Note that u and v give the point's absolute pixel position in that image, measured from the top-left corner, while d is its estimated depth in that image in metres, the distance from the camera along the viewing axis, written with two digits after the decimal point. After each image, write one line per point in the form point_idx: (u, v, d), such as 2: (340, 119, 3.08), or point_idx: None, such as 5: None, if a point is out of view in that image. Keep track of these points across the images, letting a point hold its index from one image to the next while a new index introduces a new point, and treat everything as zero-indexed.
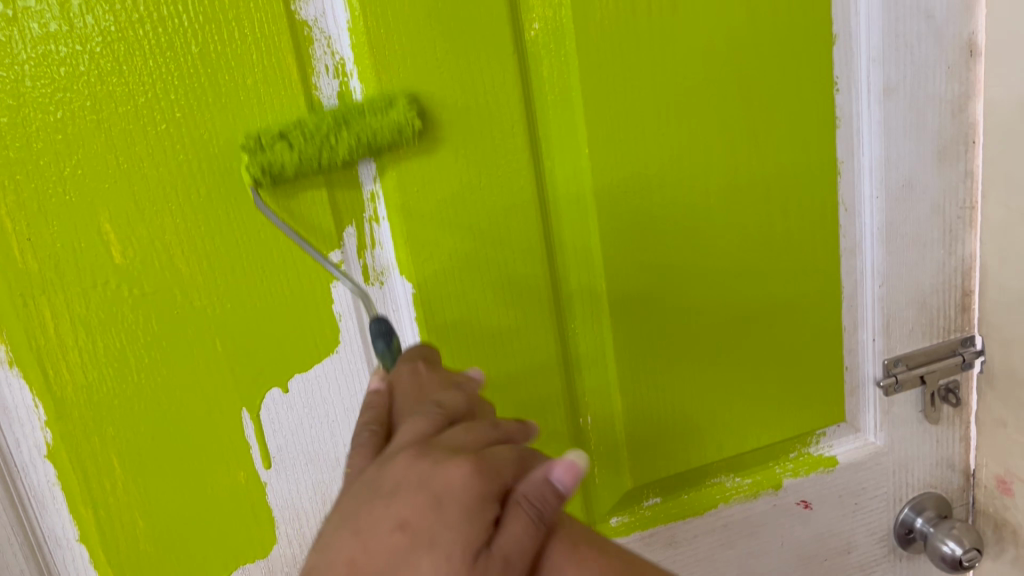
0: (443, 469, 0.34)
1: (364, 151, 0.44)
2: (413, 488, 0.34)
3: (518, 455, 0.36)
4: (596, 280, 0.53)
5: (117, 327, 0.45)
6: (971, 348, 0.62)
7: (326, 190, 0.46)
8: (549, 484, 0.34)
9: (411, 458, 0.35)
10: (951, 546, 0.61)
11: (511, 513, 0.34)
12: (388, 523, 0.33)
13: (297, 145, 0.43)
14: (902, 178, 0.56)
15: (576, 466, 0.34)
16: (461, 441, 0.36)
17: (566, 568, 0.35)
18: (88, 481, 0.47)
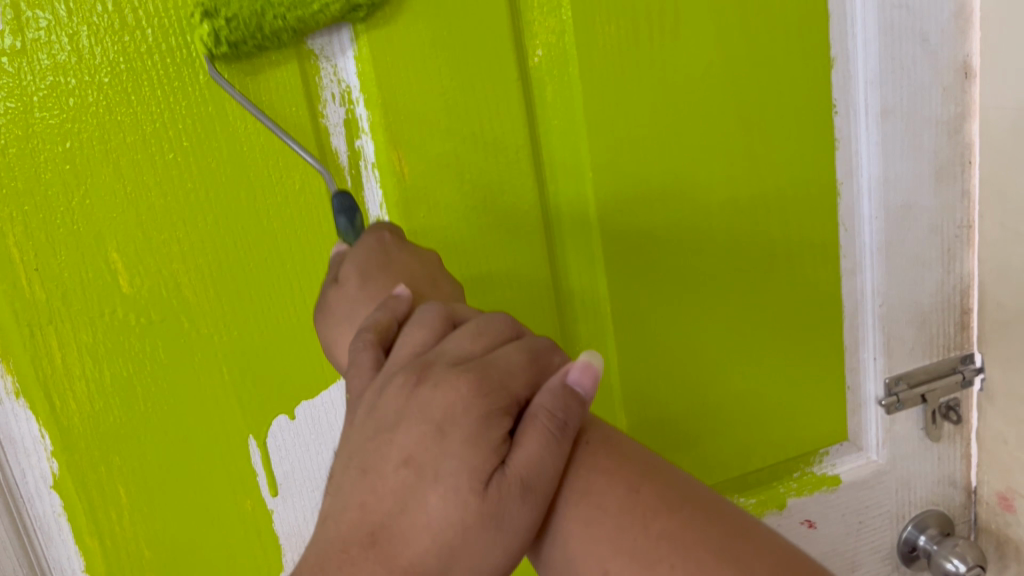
0: (443, 393, 0.33)
1: (331, 16, 0.42)
2: (413, 417, 0.33)
3: (527, 356, 0.35)
4: (600, 301, 0.53)
5: (124, 355, 0.45)
6: (971, 365, 0.62)
7: (295, 73, 0.44)
8: (563, 390, 0.33)
9: (409, 384, 0.33)
10: (955, 563, 0.62)
11: (526, 429, 0.33)
12: (393, 459, 0.32)
13: (260, 7, 0.41)
14: (901, 198, 0.56)
15: (592, 368, 0.34)
16: (465, 353, 0.34)
17: (585, 482, 0.34)
18: (94, 511, 0.47)
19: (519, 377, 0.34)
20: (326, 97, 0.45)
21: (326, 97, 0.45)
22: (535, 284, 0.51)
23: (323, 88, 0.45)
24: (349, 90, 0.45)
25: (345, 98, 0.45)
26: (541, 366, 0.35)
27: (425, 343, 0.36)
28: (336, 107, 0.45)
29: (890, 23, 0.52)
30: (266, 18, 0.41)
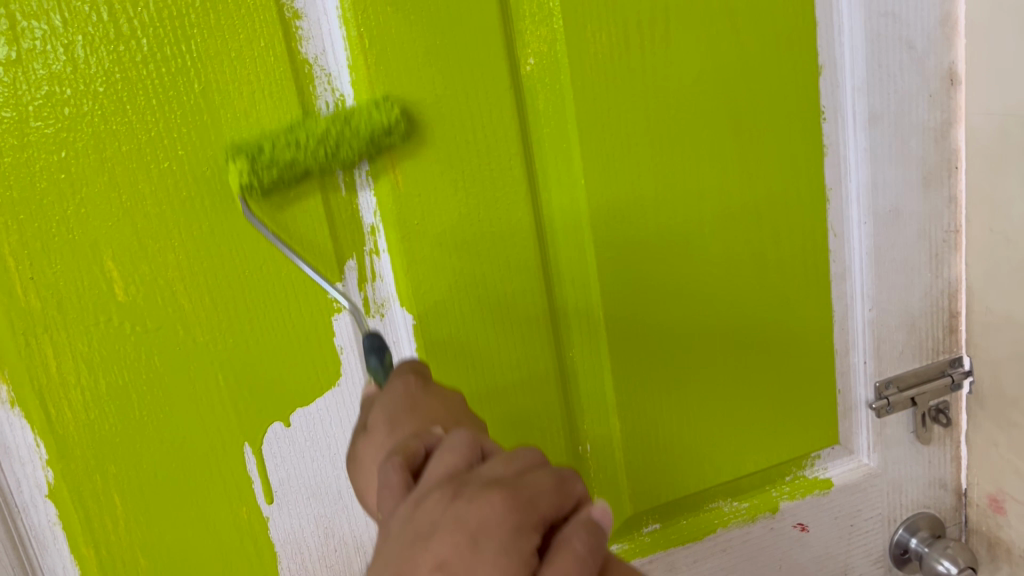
0: (477, 506, 0.32)
1: (358, 152, 0.45)
2: (448, 526, 0.32)
3: (555, 480, 0.35)
4: (593, 308, 0.53)
5: (120, 364, 0.45)
6: (960, 368, 0.63)
7: (321, 202, 0.46)
8: (587, 521, 0.34)
9: (445, 497, 0.33)
10: (946, 565, 0.62)
11: (558, 553, 0.32)
12: (426, 565, 0.31)
13: (291, 156, 0.43)
14: (889, 204, 0.57)
15: (607, 509, 0.35)
16: (497, 475, 0.34)
17: None
18: (90, 520, 0.47)
19: (548, 499, 0.34)
20: (321, 106, 0.45)
21: (321, 105, 0.45)
22: (529, 293, 0.51)
23: (317, 97, 0.45)
24: (343, 98, 0.46)
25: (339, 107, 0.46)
26: (566, 496, 0.35)
27: (457, 465, 0.35)
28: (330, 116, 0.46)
29: (876, 31, 0.53)
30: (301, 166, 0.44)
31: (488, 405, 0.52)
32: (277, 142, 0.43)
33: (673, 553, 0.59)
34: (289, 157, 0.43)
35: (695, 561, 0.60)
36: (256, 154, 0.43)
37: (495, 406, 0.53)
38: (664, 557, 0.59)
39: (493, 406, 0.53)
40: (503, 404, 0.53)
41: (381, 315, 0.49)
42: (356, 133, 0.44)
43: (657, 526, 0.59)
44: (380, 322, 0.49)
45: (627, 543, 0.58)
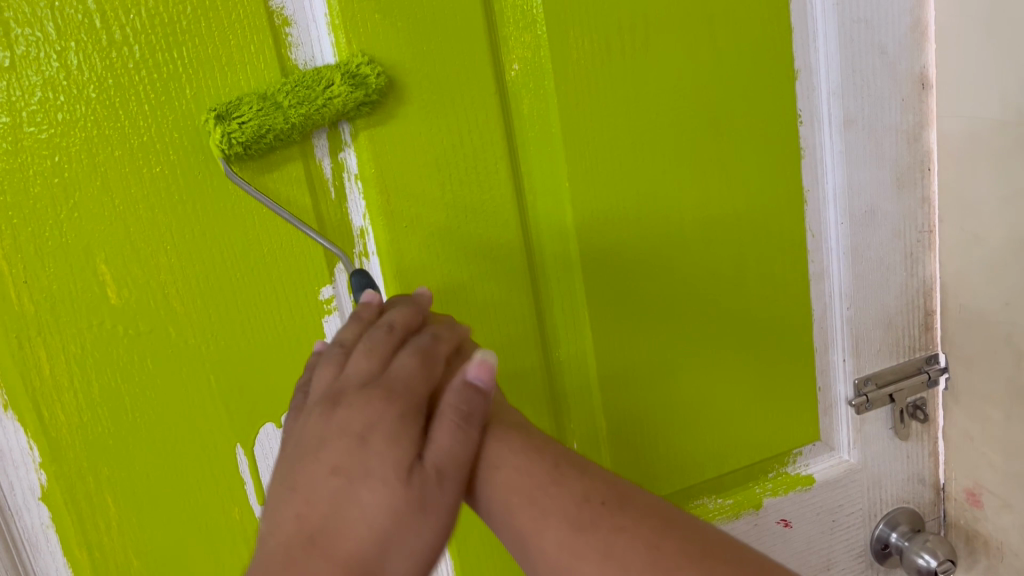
0: (359, 410, 0.38)
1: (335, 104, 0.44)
2: (334, 435, 0.37)
3: (420, 356, 0.40)
4: (579, 308, 0.54)
5: (113, 367, 0.45)
6: (936, 365, 0.64)
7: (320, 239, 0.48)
8: (466, 388, 0.39)
9: (326, 410, 0.38)
10: (926, 558, 0.64)
11: (437, 424, 0.38)
12: (322, 472, 0.37)
13: (263, 105, 0.43)
14: (865, 205, 0.58)
15: (487, 363, 0.40)
16: (365, 371, 0.39)
17: (506, 463, 0.40)
18: (83, 523, 0.47)
19: (419, 381, 0.39)
20: None
21: None
22: (516, 294, 0.52)
23: None
24: None
25: None
26: (432, 368, 0.40)
27: (335, 372, 0.40)
28: None
29: (850, 36, 0.55)
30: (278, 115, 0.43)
31: None
32: (264, 112, 0.42)
33: None
34: (262, 108, 0.43)
35: None
36: (232, 110, 0.43)
37: None
38: None
39: None
40: None
41: None
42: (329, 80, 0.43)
43: None
44: None
45: None
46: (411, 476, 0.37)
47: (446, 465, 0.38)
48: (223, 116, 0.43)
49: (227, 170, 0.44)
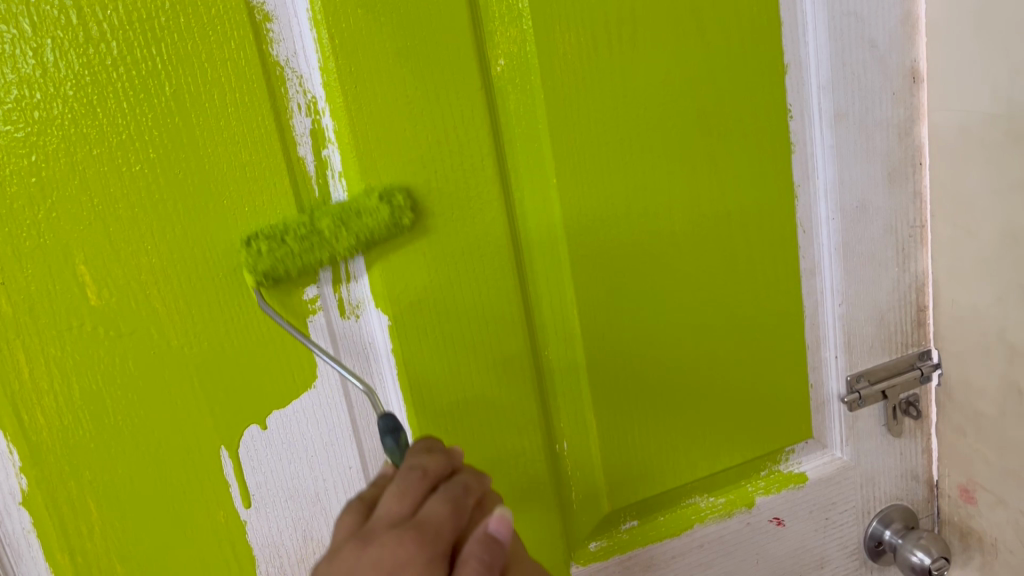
0: (392, 546, 0.37)
1: (363, 245, 0.46)
2: (365, 569, 0.37)
3: (451, 506, 0.40)
4: (568, 307, 0.54)
5: (94, 369, 0.45)
6: (929, 361, 0.64)
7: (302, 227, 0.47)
8: (487, 535, 0.39)
9: (359, 546, 0.38)
10: (920, 556, 0.63)
11: (462, 568, 0.37)
12: None
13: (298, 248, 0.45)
14: (856, 200, 0.58)
15: (505, 517, 0.39)
16: (397, 513, 0.39)
17: None
18: (65, 527, 0.46)
19: (449, 526, 0.39)
20: (292, 108, 0.45)
21: (293, 107, 0.45)
22: (505, 294, 0.52)
23: (290, 98, 0.45)
24: (315, 100, 0.46)
25: (311, 109, 0.46)
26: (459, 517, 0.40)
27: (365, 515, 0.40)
28: (302, 118, 0.46)
29: (840, 30, 0.54)
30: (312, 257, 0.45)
31: (463, 408, 0.52)
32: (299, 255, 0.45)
33: (651, 549, 0.60)
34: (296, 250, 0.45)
35: (673, 557, 0.60)
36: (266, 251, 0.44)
37: (472, 408, 0.53)
38: (642, 554, 0.60)
39: (470, 408, 0.53)
40: (479, 403, 0.53)
41: (356, 317, 0.49)
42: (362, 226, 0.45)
43: (634, 523, 0.60)
44: (355, 323, 0.49)
45: (605, 540, 0.59)
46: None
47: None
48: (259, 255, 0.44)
49: (261, 299, 0.46)
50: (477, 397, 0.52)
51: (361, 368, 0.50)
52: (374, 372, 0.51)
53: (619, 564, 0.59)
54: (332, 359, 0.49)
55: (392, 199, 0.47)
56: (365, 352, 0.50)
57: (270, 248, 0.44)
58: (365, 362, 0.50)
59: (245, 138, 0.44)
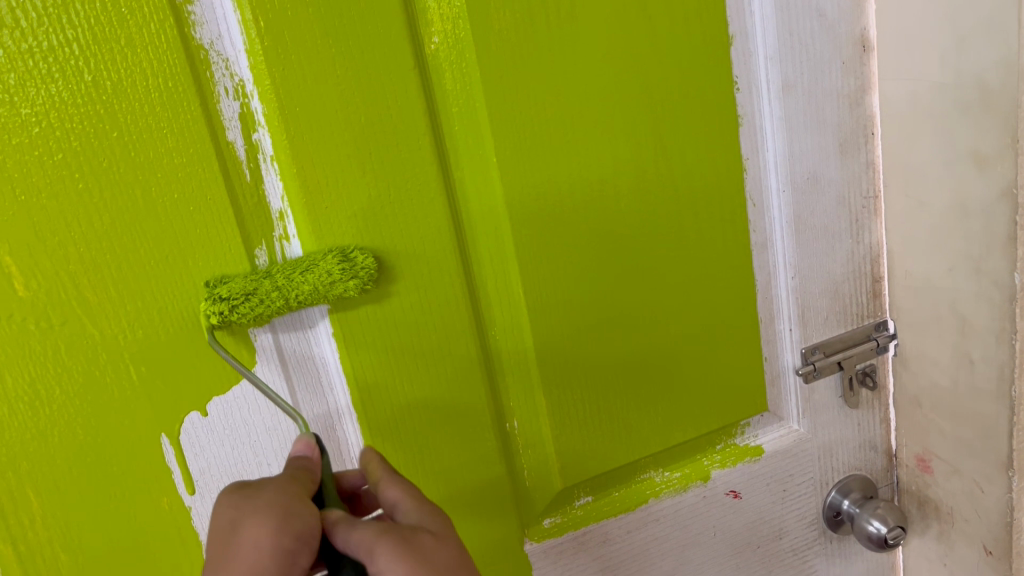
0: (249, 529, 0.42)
1: (320, 298, 0.46)
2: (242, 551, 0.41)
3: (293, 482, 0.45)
4: (513, 286, 0.53)
5: (25, 360, 0.44)
6: (885, 332, 0.64)
7: (234, 215, 0.46)
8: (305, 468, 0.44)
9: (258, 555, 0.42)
10: (877, 525, 0.64)
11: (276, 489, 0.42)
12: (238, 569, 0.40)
13: (257, 304, 0.45)
14: (807, 171, 0.57)
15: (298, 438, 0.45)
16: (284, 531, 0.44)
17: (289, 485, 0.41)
18: (5, 517, 0.46)
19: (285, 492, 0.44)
20: (219, 92, 0.44)
21: (220, 91, 0.44)
22: (447, 274, 0.51)
23: (216, 83, 0.44)
24: (242, 83, 0.45)
25: (239, 92, 0.45)
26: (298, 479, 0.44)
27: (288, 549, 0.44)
28: (230, 102, 0.45)
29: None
30: (269, 310, 0.46)
31: (409, 393, 0.52)
32: (258, 308, 0.45)
33: (605, 524, 0.60)
34: (254, 307, 0.45)
35: (628, 531, 0.61)
36: (225, 297, 0.45)
37: (418, 392, 0.52)
38: (596, 529, 0.60)
39: (413, 389, 0.52)
40: (426, 385, 0.52)
41: None
42: (326, 285, 0.46)
43: (589, 499, 0.60)
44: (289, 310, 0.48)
45: (559, 516, 0.60)
46: (241, 488, 0.40)
47: (259, 524, 0.38)
48: (217, 300, 0.45)
49: (214, 341, 0.46)
50: (421, 380, 0.52)
51: (300, 342, 0.50)
52: (314, 345, 0.50)
53: (574, 541, 0.59)
54: (269, 338, 0.48)
55: (363, 273, 0.47)
56: (303, 328, 0.49)
57: (245, 324, 0.46)
58: (303, 337, 0.49)
59: (172, 124, 0.44)
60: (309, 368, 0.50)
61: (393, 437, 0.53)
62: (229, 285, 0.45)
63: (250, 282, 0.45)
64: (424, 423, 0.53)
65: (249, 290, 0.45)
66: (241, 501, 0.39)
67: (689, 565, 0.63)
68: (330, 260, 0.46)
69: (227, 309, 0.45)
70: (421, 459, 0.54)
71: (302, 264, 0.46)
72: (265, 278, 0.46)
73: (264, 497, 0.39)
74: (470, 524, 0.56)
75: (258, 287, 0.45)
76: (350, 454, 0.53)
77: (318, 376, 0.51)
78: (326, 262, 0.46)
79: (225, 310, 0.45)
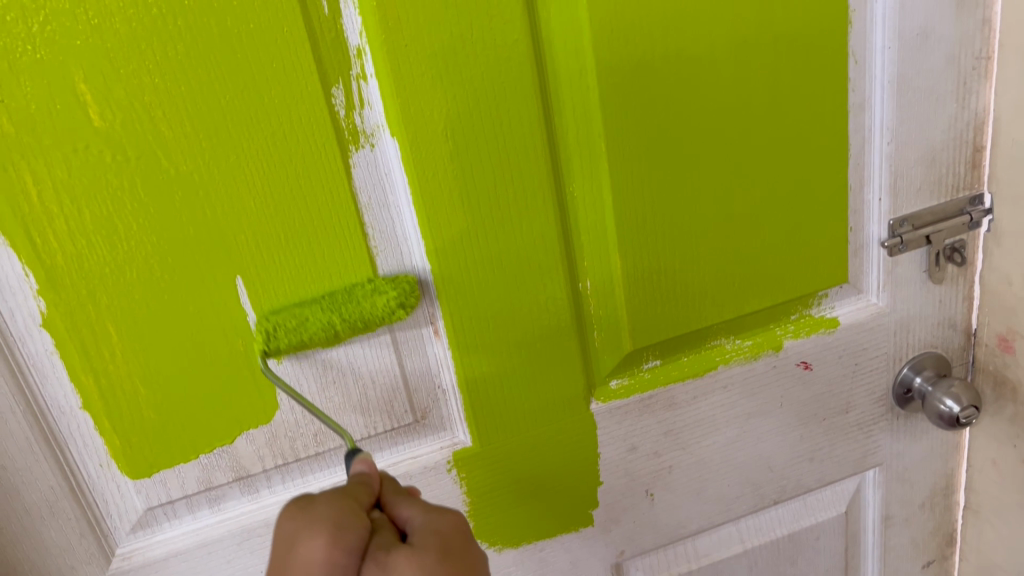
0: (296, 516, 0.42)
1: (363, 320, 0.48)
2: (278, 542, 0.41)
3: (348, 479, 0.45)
4: (596, 140, 0.51)
5: (101, 194, 0.44)
6: (981, 207, 0.60)
7: (312, 52, 0.44)
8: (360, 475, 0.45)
9: None
10: (949, 404, 0.62)
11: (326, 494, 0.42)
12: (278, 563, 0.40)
13: (304, 327, 0.48)
14: (917, 27, 0.53)
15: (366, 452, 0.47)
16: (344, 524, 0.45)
17: (331, 501, 0.41)
18: (87, 349, 0.47)
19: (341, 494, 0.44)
20: None
21: None
22: (526, 125, 0.49)
23: None
24: None
25: None
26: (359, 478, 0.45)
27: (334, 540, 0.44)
28: None
29: None
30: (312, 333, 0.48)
31: (480, 238, 0.51)
32: (306, 331, 0.48)
33: (672, 389, 0.59)
34: (300, 327, 0.48)
35: (694, 397, 0.60)
36: (274, 322, 0.48)
37: (491, 240, 0.51)
38: (663, 393, 0.59)
39: (489, 244, 0.51)
40: (500, 244, 0.51)
41: (371, 146, 0.48)
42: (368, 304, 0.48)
43: (657, 362, 0.59)
44: (371, 154, 0.48)
45: (626, 378, 0.59)
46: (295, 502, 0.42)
47: (314, 539, 0.39)
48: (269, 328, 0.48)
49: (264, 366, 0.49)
50: (497, 235, 0.51)
51: (398, 278, 0.51)
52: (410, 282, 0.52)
53: (639, 403, 0.59)
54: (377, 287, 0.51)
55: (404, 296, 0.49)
56: (403, 267, 0.51)
57: (291, 348, 0.48)
58: (402, 274, 0.51)
59: None
60: None
61: (466, 292, 0.52)
62: (279, 318, 0.48)
63: (302, 311, 0.48)
64: (498, 280, 0.52)
65: (300, 321, 0.48)
66: (297, 514, 0.41)
67: (753, 433, 0.63)
68: (376, 286, 0.49)
69: (278, 333, 0.48)
70: (489, 315, 0.53)
71: (350, 293, 0.49)
72: (313, 308, 0.48)
73: (317, 510, 0.40)
74: (537, 381, 0.56)
75: (307, 313, 0.48)
76: (423, 307, 0.52)
77: None
78: (373, 286, 0.49)
79: (280, 334, 0.48)
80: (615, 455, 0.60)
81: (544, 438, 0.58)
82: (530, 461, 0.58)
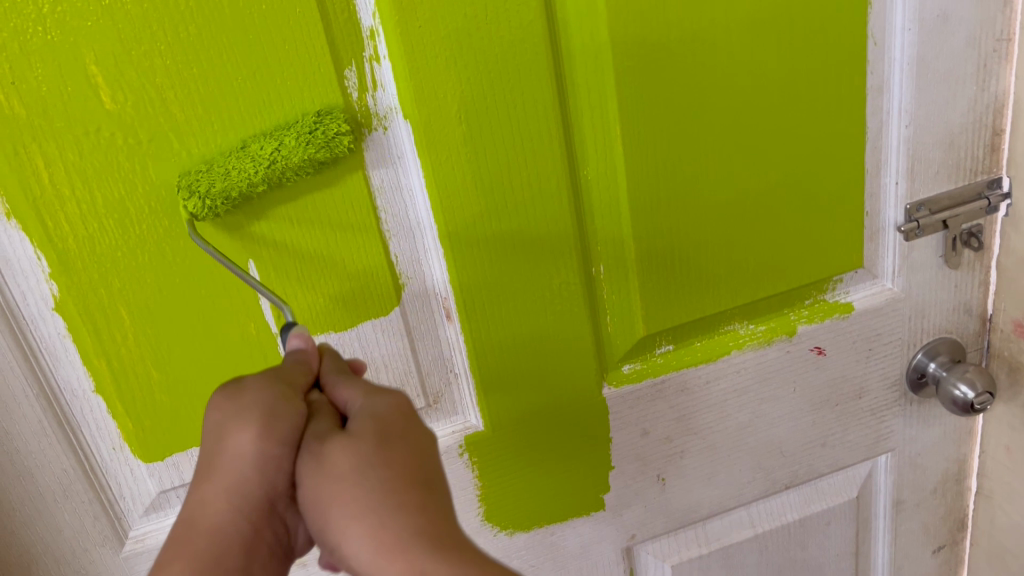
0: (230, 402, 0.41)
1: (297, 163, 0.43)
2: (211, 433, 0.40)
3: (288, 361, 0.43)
4: (610, 123, 0.50)
5: (113, 177, 0.43)
6: (998, 191, 0.60)
7: (325, 33, 0.43)
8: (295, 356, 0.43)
9: None
10: (964, 389, 0.61)
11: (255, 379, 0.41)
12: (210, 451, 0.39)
13: (226, 187, 0.43)
14: (938, 8, 0.52)
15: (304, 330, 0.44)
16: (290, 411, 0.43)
17: (261, 386, 0.40)
18: (99, 333, 0.47)
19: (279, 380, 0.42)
20: None
21: None
22: (540, 106, 0.48)
23: None
24: None
25: None
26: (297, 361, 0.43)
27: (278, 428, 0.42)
28: None
29: None
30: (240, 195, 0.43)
31: (493, 221, 0.50)
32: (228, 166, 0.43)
33: (685, 374, 0.59)
34: (222, 185, 0.43)
35: (707, 382, 0.60)
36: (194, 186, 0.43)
37: (504, 223, 0.51)
38: (676, 378, 0.59)
39: (502, 228, 0.51)
40: (512, 228, 0.51)
41: (384, 129, 0.47)
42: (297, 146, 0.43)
43: (670, 347, 0.59)
44: (384, 136, 0.47)
45: (639, 363, 0.59)
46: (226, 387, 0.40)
47: (243, 430, 0.38)
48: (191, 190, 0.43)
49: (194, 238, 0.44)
50: (509, 219, 0.51)
51: (412, 265, 0.51)
52: (423, 268, 0.51)
53: (651, 388, 0.59)
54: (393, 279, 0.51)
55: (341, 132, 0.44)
56: (416, 253, 0.51)
57: (218, 208, 0.44)
58: (416, 261, 0.51)
59: None
60: (417, 281, 0.52)
61: (479, 276, 0.52)
62: (197, 177, 0.43)
63: (224, 162, 0.43)
64: (510, 263, 0.52)
65: (221, 177, 0.43)
66: (225, 403, 0.39)
67: (766, 418, 0.63)
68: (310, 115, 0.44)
69: (200, 197, 0.43)
70: (500, 298, 0.53)
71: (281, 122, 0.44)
72: (236, 158, 0.43)
73: (245, 397, 0.39)
74: (549, 365, 0.56)
75: (228, 160, 0.43)
76: (436, 291, 0.52)
77: (424, 285, 0.52)
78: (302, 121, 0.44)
79: (199, 190, 0.43)
80: (627, 440, 0.60)
81: (555, 422, 0.58)
82: (541, 445, 0.58)
